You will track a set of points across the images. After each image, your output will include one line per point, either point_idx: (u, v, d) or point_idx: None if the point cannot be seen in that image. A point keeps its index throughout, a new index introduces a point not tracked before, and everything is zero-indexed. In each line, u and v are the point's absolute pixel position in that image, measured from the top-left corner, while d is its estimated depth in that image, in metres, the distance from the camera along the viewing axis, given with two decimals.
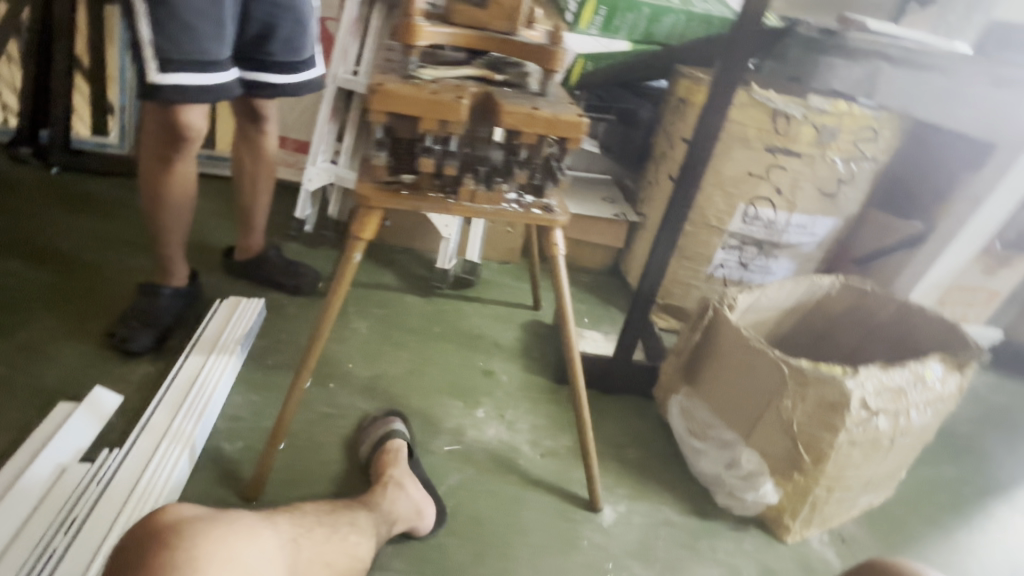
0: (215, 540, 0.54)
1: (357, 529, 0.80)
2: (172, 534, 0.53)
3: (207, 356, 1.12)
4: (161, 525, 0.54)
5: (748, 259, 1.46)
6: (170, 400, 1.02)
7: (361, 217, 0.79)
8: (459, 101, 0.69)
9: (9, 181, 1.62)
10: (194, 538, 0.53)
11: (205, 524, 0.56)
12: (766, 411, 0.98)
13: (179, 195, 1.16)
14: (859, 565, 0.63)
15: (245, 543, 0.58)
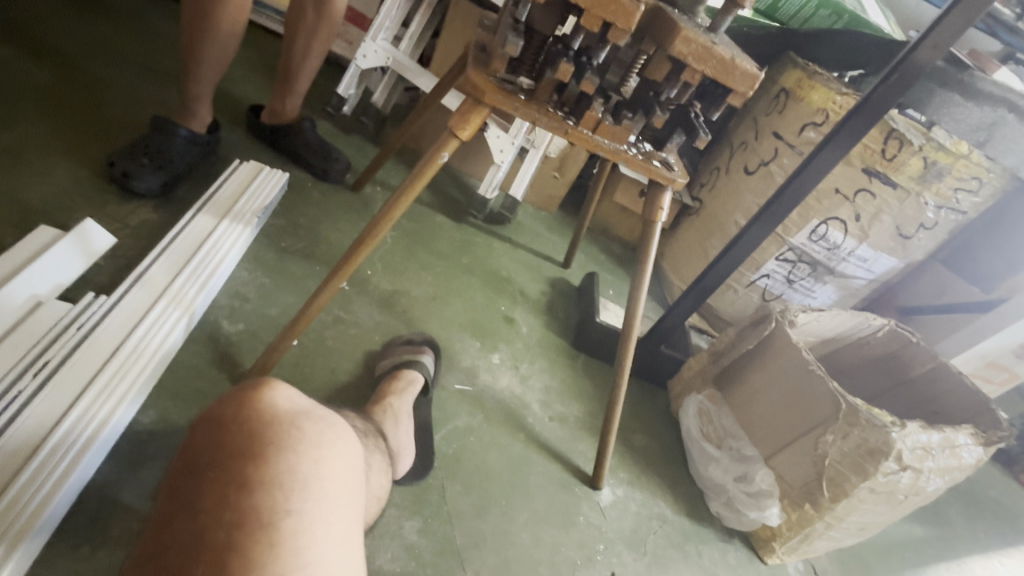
0: (310, 448, 0.43)
1: (379, 467, 0.70)
2: (278, 432, 0.42)
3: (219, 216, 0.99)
4: (250, 418, 0.43)
5: (797, 277, 1.39)
6: (172, 254, 0.90)
7: (465, 113, 0.67)
8: (637, 6, 0.57)
9: None
10: (304, 439, 0.43)
11: (312, 423, 0.46)
12: (801, 438, 0.95)
13: (227, 27, 0.99)
14: None
15: (351, 449, 0.48)
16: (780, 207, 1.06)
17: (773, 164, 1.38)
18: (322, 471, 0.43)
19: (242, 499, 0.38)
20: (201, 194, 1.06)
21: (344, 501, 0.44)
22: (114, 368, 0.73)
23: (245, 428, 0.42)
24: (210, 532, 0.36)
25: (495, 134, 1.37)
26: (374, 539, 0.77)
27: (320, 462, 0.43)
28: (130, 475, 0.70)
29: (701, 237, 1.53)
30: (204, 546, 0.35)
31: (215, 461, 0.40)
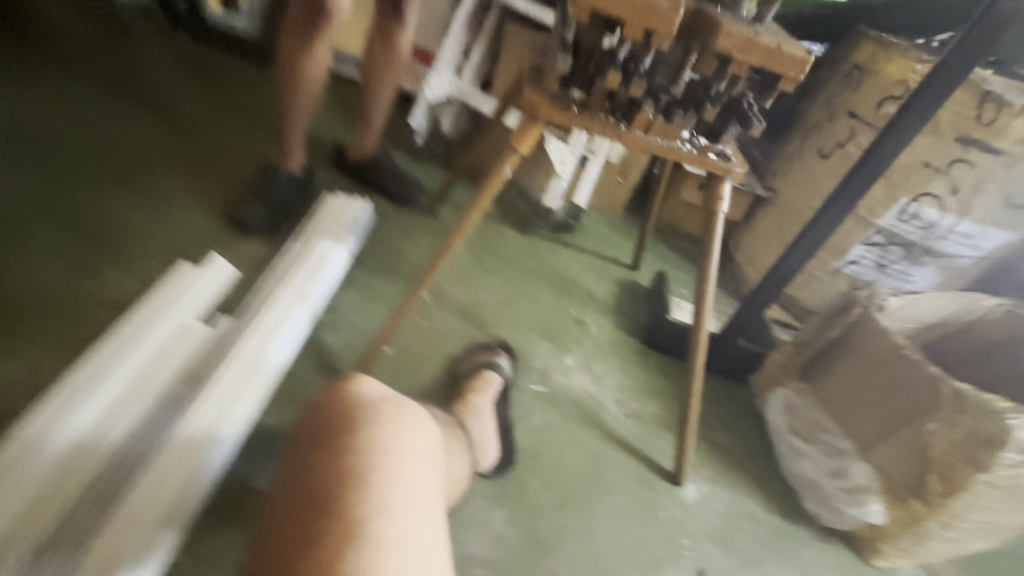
0: (390, 423, 0.50)
1: (457, 449, 0.76)
2: (357, 416, 0.49)
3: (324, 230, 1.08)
4: (340, 401, 0.51)
5: (889, 261, 1.30)
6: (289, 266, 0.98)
7: (523, 129, 0.73)
8: (676, 11, 0.60)
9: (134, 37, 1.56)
10: (384, 416, 0.50)
11: (391, 405, 0.52)
12: (902, 429, 0.90)
13: (312, 80, 1.15)
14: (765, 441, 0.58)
15: (427, 430, 0.54)
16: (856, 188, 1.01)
17: (850, 145, 1.32)
18: (401, 440, 0.49)
19: (335, 460, 0.45)
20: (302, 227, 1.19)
21: (423, 469, 0.49)
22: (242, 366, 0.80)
23: (336, 409, 0.50)
24: (313, 488, 0.44)
25: (555, 146, 1.43)
26: (466, 527, 0.83)
27: (399, 434, 0.49)
28: (261, 468, 0.82)
29: (776, 228, 1.48)
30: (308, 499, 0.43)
31: (315, 435, 0.48)
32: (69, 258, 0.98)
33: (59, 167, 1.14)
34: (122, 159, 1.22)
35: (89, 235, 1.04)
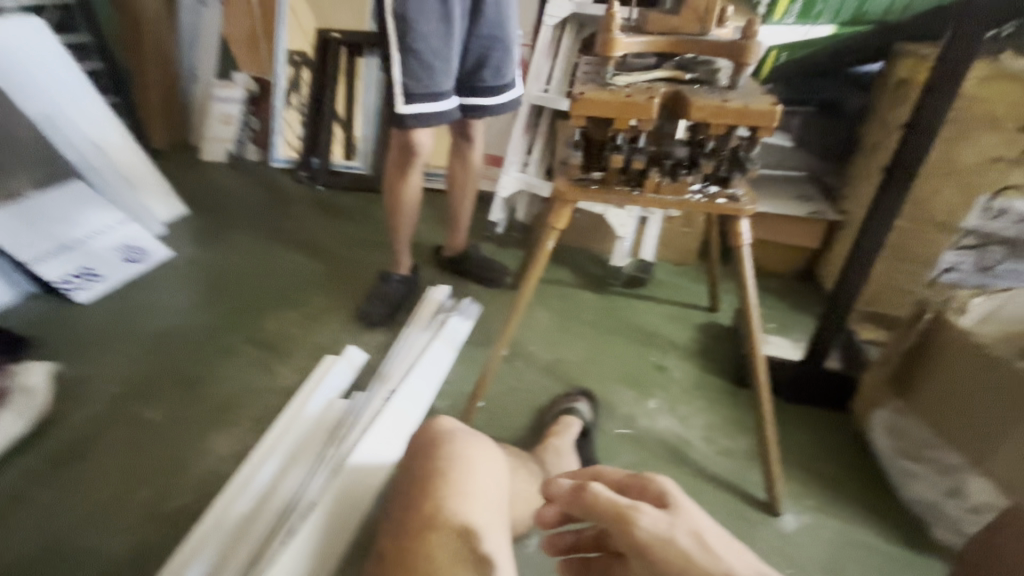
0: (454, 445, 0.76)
1: (524, 485, 0.90)
2: (436, 444, 0.77)
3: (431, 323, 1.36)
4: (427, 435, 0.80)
5: (992, 262, 1.19)
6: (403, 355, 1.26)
7: (557, 210, 0.92)
8: (651, 101, 0.77)
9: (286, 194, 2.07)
10: (452, 448, 0.76)
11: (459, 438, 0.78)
12: (1015, 434, 0.84)
13: (409, 202, 1.47)
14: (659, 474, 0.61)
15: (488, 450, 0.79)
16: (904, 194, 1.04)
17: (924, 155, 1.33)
18: (459, 458, 0.75)
19: (425, 469, 0.75)
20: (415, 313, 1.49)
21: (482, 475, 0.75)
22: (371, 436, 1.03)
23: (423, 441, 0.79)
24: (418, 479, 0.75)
25: (614, 213, 1.63)
26: None
27: (460, 455, 0.76)
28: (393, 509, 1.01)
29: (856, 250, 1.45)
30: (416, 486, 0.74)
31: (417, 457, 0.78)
32: (255, 362, 1.33)
33: (245, 297, 1.55)
34: (284, 283, 1.62)
35: (266, 343, 1.39)
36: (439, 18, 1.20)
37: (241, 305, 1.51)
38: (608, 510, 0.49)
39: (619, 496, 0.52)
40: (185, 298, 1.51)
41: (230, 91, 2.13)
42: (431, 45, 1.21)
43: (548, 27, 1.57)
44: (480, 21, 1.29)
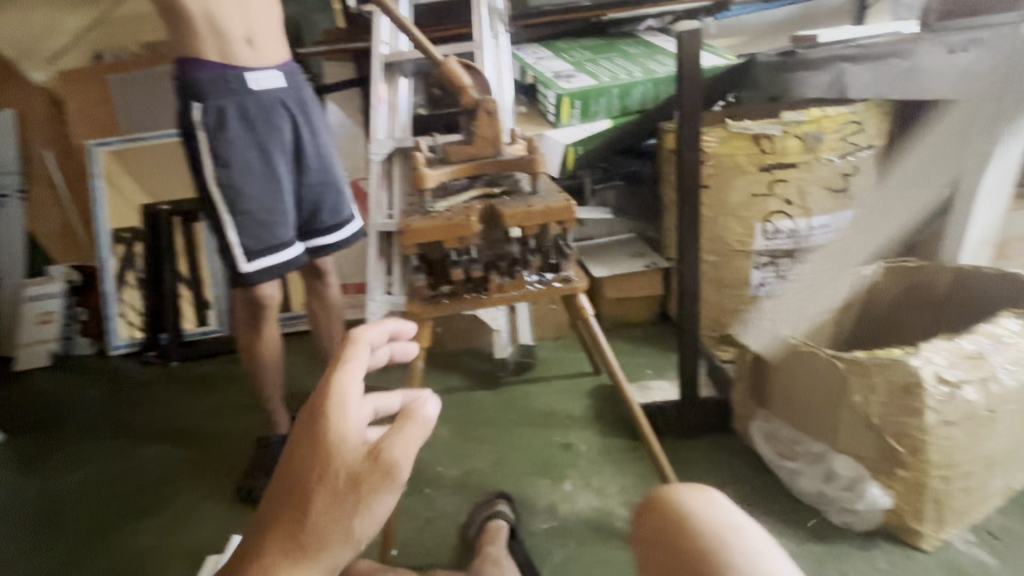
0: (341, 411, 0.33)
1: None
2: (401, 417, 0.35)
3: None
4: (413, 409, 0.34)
5: (786, 271, 1.45)
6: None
7: (417, 330, 0.95)
8: (469, 220, 0.87)
9: (136, 381, 1.85)
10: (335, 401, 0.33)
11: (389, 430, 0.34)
12: (840, 409, 0.99)
13: (270, 354, 1.39)
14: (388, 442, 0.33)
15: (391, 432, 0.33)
16: (692, 232, 1.29)
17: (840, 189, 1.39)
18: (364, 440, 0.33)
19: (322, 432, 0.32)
20: None
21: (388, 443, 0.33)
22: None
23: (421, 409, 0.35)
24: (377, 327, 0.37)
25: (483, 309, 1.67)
26: None
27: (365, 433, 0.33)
28: None
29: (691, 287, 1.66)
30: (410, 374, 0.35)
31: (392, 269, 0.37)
32: None
33: (102, 514, 1.36)
34: (147, 485, 1.44)
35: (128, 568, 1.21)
36: (264, 178, 1.25)
37: (91, 531, 1.33)
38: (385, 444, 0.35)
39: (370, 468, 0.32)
40: (21, 543, 1.31)
41: (49, 287, 1.93)
42: (262, 206, 1.25)
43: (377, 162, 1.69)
44: (304, 173, 1.34)
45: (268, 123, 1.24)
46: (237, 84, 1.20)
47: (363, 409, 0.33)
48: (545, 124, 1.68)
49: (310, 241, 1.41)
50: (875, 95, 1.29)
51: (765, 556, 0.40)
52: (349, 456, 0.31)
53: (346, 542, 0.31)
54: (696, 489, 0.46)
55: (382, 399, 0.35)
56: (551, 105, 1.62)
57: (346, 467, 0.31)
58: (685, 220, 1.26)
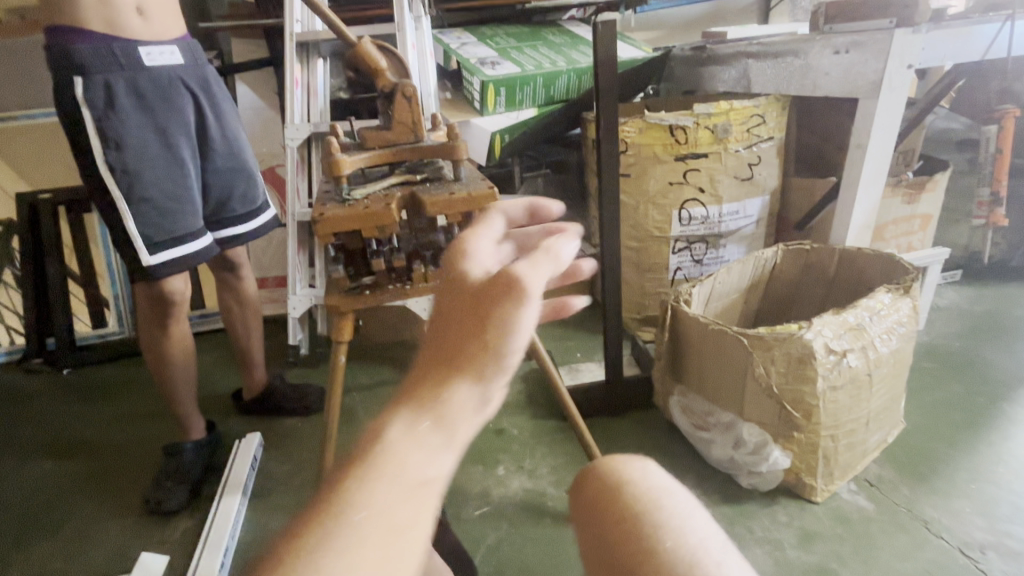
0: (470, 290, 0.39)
1: None
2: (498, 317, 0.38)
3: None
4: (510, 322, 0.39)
5: (700, 255, 1.54)
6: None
7: (338, 324, 0.91)
8: (389, 207, 0.84)
9: (21, 392, 1.66)
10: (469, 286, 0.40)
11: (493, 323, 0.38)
12: (746, 381, 1.07)
13: (180, 356, 1.27)
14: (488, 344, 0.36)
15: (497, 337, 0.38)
16: (613, 219, 1.34)
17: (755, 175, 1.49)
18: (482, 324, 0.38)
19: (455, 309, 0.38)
20: None
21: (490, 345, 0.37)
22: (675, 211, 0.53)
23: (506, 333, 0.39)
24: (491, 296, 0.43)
25: (413, 300, 1.64)
26: None
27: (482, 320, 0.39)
28: None
29: None
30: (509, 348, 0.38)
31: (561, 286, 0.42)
32: None
33: None
34: (36, 507, 1.29)
35: None
36: (166, 162, 1.13)
37: None
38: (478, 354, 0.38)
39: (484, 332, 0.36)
40: None
41: None
42: (164, 193, 1.13)
43: (294, 148, 1.60)
44: (209, 159, 1.25)
45: (166, 103, 1.13)
46: (126, 59, 1.09)
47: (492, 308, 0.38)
48: (471, 111, 1.67)
49: (219, 232, 1.31)
50: (774, 91, 1.45)
51: (685, 513, 0.51)
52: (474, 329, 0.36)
53: (485, 367, 0.35)
54: (634, 459, 0.56)
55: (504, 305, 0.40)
56: (477, 90, 1.59)
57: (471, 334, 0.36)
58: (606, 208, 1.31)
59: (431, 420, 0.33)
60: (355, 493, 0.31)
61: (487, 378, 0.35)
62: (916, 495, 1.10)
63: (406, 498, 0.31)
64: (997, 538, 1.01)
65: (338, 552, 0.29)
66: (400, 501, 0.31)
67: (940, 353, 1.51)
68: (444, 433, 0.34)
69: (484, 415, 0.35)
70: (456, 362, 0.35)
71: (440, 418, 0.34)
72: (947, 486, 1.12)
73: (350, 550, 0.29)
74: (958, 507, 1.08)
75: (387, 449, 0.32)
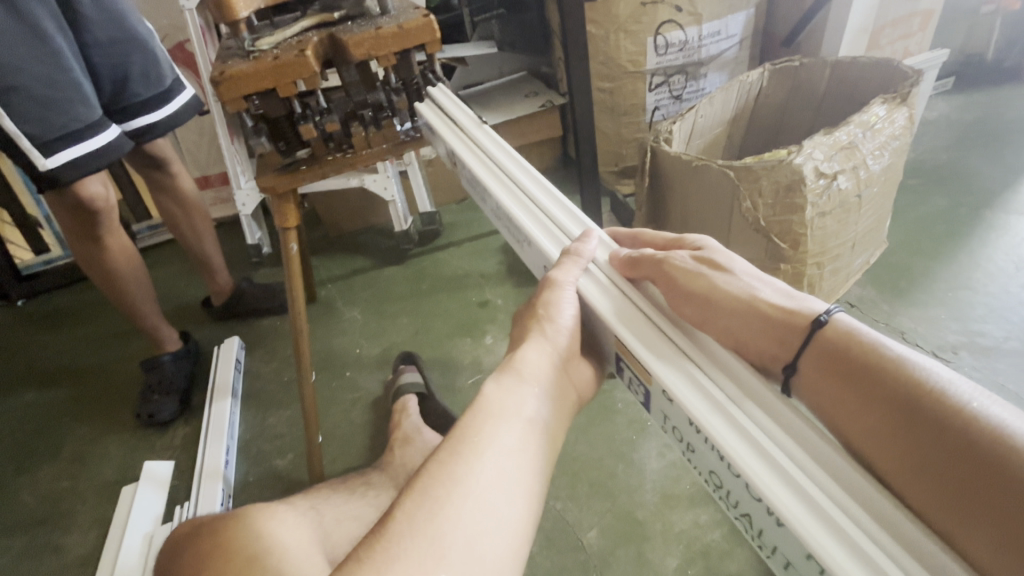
0: (552, 291, 0.52)
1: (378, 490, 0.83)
2: (540, 297, 0.52)
3: (773, 436, 0.38)
4: (554, 306, 0.51)
5: (679, 89, 1.39)
6: (815, 517, 0.33)
7: (280, 209, 0.80)
8: (304, 54, 0.68)
9: None
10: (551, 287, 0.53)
11: (567, 311, 0.52)
12: (732, 217, 1.01)
13: (127, 268, 1.17)
14: (540, 342, 0.50)
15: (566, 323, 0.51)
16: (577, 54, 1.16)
17: None
18: (558, 314, 0.51)
19: (542, 300, 0.52)
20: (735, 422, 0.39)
21: (549, 343, 0.50)
22: (515, 175, 0.66)
23: (542, 308, 0.51)
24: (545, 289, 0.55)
25: (371, 179, 1.49)
26: None
27: (565, 304, 0.52)
28: None
29: None
30: (539, 322, 0.51)
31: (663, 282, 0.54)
32: (23, 556, 1.05)
33: None
34: (28, 435, 1.28)
35: (33, 520, 1.11)
36: (25, 36, 0.89)
37: None
38: (534, 321, 0.51)
39: (563, 318, 0.51)
40: None
41: None
42: (39, 77, 0.91)
43: (192, 10, 1.32)
44: (83, 28, 1.00)
45: None
46: None
47: (569, 300, 0.52)
48: None
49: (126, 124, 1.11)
50: None
51: None
52: (560, 318, 0.51)
53: (543, 330, 0.51)
54: None
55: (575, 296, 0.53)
56: None
57: (557, 322, 0.51)
58: (569, 44, 1.14)
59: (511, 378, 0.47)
60: (457, 452, 0.40)
61: (547, 340, 0.50)
62: (895, 309, 1.13)
63: (515, 428, 0.43)
64: (969, 338, 1.06)
65: (477, 470, 0.39)
66: (513, 430, 0.42)
67: (926, 168, 1.46)
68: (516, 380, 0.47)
69: (553, 372, 0.48)
70: (523, 341, 0.51)
71: (519, 373, 0.47)
72: (923, 298, 1.14)
73: (480, 467, 0.39)
74: (933, 314, 1.11)
75: (480, 405, 0.44)
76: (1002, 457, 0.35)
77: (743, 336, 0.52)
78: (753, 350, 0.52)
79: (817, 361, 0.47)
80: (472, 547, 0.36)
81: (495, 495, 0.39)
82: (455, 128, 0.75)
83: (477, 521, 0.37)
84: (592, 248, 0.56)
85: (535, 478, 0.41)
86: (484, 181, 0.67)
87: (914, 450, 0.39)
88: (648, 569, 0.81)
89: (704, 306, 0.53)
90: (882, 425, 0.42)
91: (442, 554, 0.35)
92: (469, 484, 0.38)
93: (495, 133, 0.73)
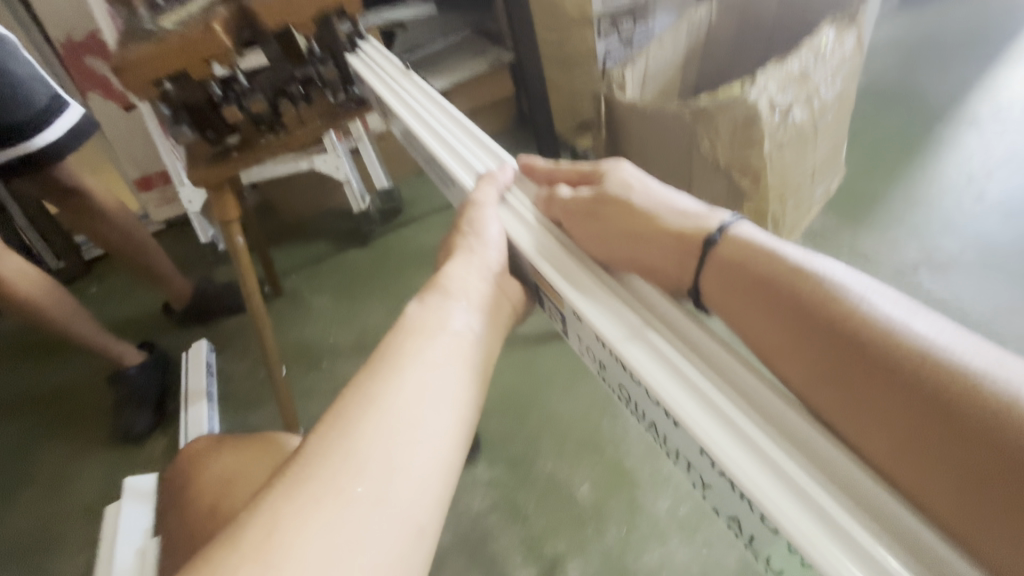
0: (479, 210, 0.52)
1: None
2: (464, 217, 0.52)
3: (685, 354, 0.38)
4: (478, 222, 0.52)
5: (629, 33, 1.34)
6: (716, 423, 0.34)
7: (217, 202, 0.76)
8: (210, 29, 0.63)
9: None
10: (476, 211, 0.53)
11: (491, 228, 0.52)
12: (692, 159, 1.00)
13: (40, 294, 1.09)
14: (460, 258, 0.49)
15: (489, 240, 0.51)
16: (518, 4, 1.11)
17: None
18: (482, 231, 0.51)
19: (467, 219, 0.52)
20: (637, 336, 0.40)
21: (473, 265, 0.49)
22: (439, 113, 0.64)
23: (463, 227, 0.52)
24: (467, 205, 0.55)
25: (320, 160, 1.40)
26: (464, 492, 0.92)
27: (488, 219, 0.52)
28: None
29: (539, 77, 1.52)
30: (462, 240, 0.51)
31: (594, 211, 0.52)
32: None
33: None
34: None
35: (19, 548, 1.08)
36: None
37: None
38: (462, 235, 0.52)
39: (487, 232, 0.51)
40: None
41: None
42: None
43: None
44: None
45: None
46: None
47: (495, 221, 0.52)
48: None
49: None
50: None
51: None
52: (490, 234, 0.51)
53: (472, 245, 0.50)
54: None
55: (501, 218, 0.53)
56: None
57: (489, 236, 0.51)
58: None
59: (436, 297, 0.46)
60: (368, 375, 0.39)
61: (475, 254, 0.50)
62: (856, 234, 1.15)
63: (438, 344, 0.42)
64: (927, 255, 1.08)
65: (397, 386, 0.38)
66: (439, 346, 0.42)
67: (878, 90, 1.47)
68: (447, 297, 0.46)
69: (481, 286, 0.48)
70: (451, 257, 0.50)
71: (445, 290, 0.47)
72: (882, 220, 1.16)
73: (395, 388, 0.38)
74: (893, 236, 1.13)
75: (402, 324, 0.43)
76: (915, 362, 0.34)
77: (646, 258, 0.50)
78: (662, 271, 0.50)
79: (736, 282, 0.44)
80: (389, 461, 0.35)
81: (417, 410, 0.38)
82: (382, 77, 0.71)
83: (394, 437, 0.36)
84: (511, 175, 0.57)
85: (462, 390, 0.40)
86: (410, 128, 0.64)
87: (819, 356, 0.37)
88: (640, 513, 0.84)
89: (599, 230, 0.50)
90: (791, 337, 0.39)
91: (356, 471, 0.34)
92: (387, 400, 0.38)
93: (424, 82, 0.70)
